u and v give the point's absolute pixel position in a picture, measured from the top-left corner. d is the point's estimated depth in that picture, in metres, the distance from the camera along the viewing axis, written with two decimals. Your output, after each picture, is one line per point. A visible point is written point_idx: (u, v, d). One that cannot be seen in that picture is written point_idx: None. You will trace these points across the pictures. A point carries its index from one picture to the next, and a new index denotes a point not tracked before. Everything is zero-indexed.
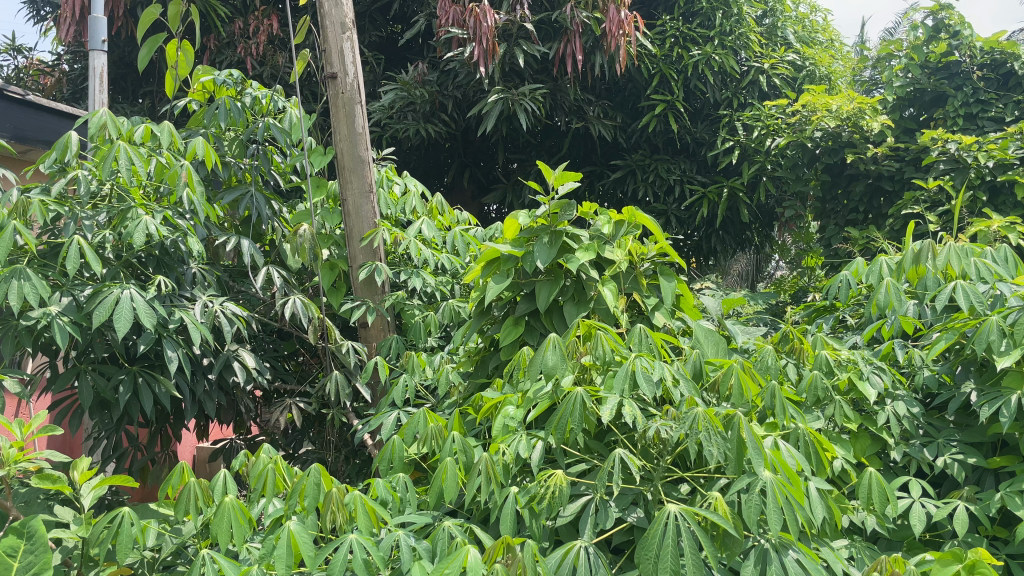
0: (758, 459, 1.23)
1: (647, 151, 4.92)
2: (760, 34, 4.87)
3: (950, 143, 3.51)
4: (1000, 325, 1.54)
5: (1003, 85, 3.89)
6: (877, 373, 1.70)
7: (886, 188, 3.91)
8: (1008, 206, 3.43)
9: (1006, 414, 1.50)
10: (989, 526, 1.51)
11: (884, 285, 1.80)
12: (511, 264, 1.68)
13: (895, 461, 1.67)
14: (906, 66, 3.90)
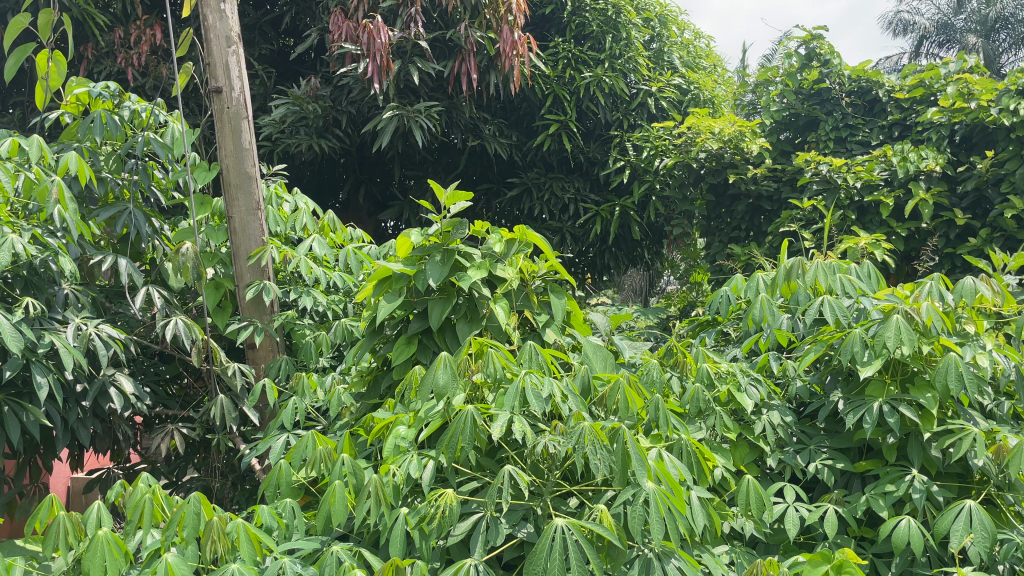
0: (642, 471, 1.27)
1: (542, 169, 5.00)
2: (648, 58, 5.03)
3: (822, 165, 3.73)
4: (863, 337, 1.64)
5: (869, 111, 4.13)
6: (754, 384, 1.78)
7: (765, 207, 4.11)
8: (875, 224, 3.67)
9: (869, 420, 1.60)
10: (856, 527, 1.60)
11: (759, 300, 1.90)
12: (403, 283, 1.67)
13: (772, 468, 1.75)
14: (782, 92, 4.14)
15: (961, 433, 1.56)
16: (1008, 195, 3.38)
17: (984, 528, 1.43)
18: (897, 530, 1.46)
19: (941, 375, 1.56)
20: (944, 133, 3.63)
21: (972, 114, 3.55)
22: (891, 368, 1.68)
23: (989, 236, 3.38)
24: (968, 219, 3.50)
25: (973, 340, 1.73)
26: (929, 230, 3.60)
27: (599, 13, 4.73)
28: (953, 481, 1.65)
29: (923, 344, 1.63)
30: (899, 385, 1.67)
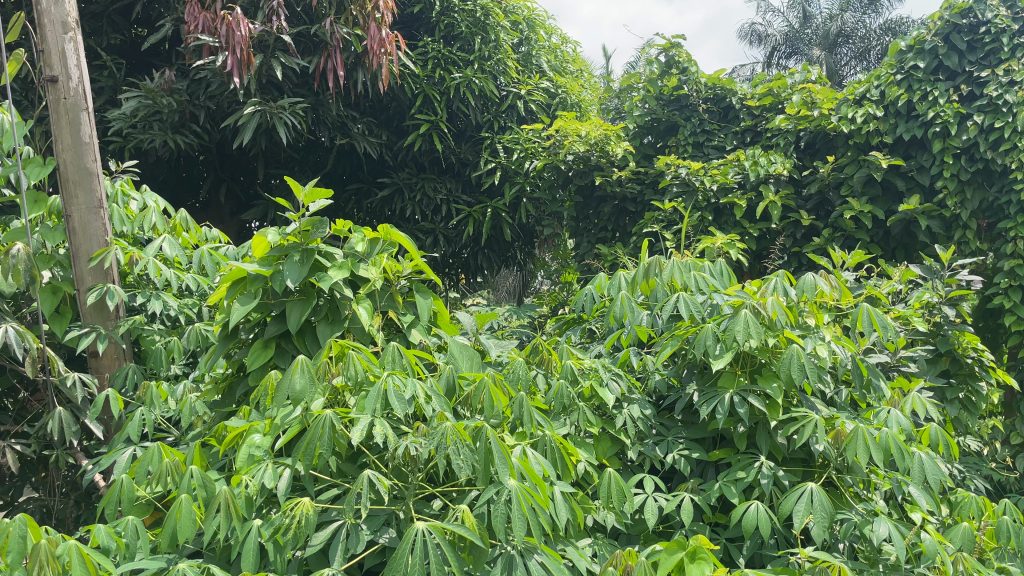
0: (504, 469, 1.27)
1: (414, 169, 4.94)
2: (516, 61, 5.06)
3: (681, 168, 3.88)
4: (715, 332, 1.72)
5: (724, 117, 4.33)
6: (615, 379, 1.82)
7: (630, 209, 4.25)
8: (729, 225, 3.87)
9: (721, 411, 1.68)
10: (711, 514, 1.67)
11: (620, 298, 1.97)
12: (258, 285, 1.59)
13: (632, 460, 1.79)
14: (644, 98, 4.29)
15: (804, 421, 1.66)
16: (847, 198, 3.63)
17: (825, 509, 1.53)
18: (748, 515, 1.53)
19: (785, 366, 1.65)
20: (791, 139, 3.87)
21: (815, 122, 3.79)
22: (741, 360, 1.76)
23: (831, 236, 3.62)
24: (812, 219, 3.75)
25: (813, 333, 1.84)
26: (778, 230, 3.83)
27: (468, 14, 4.72)
28: (798, 466, 1.75)
29: (768, 337, 1.72)
30: (748, 376, 1.75)
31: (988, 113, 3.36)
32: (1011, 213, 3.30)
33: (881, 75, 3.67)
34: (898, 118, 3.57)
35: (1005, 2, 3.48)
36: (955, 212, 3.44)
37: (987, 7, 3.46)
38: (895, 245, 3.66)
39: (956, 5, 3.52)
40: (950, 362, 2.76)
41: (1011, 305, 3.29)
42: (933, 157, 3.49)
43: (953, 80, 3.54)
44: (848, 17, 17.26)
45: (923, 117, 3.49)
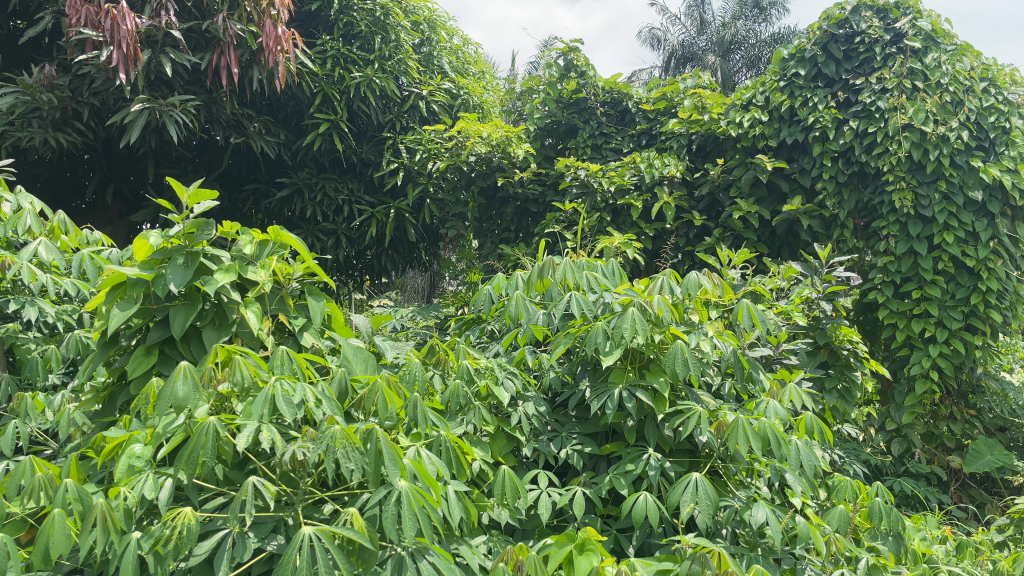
0: (395, 470, 1.27)
1: (313, 169, 4.85)
2: (417, 61, 5.02)
3: (580, 170, 3.97)
4: (605, 329, 1.77)
5: (621, 120, 4.44)
6: (510, 377, 1.85)
7: (531, 210, 4.31)
8: (627, 225, 3.98)
9: (610, 406, 1.73)
10: (602, 506, 1.71)
11: (514, 298, 2.00)
12: (139, 289, 1.53)
13: (527, 457, 1.82)
14: (544, 100, 4.36)
15: (689, 413, 1.73)
16: (736, 199, 3.79)
17: (708, 496, 1.60)
18: (637, 506, 1.58)
19: (671, 362, 1.72)
20: (684, 142, 4.00)
21: (705, 125, 3.94)
22: (630, 356, 1.83)
23: (721, 235, 3.76)
24: (704, 220, 3.89)
25: (698, 329, 1.93)
26: (673, 230, 3.96)
27: (367, 13, 4.67)
28: (684, 457, 1.82)
29: (655, 333, 1.79)
30: (637, 371, 1.81)
31: (863, 118, 3.57)
32: (884, 213, 3.51)
33: (766, 82, 3.86)
34: (782, 123, 3.76)
35: (878, 14, 3.70)
36: (834, 212, 3.64)
37: (861, 19, 3.67)
38: (780, 244, 3.85)
39: (833, 16, 3.73)
40: (828, 354, 2.93)
41: (884, 299, 3.51)
42: (813, 160, 3.68)
43: (832, 87, 3.74)
44: (739, 25, 17.96)
45: (804, 122, 3.67)
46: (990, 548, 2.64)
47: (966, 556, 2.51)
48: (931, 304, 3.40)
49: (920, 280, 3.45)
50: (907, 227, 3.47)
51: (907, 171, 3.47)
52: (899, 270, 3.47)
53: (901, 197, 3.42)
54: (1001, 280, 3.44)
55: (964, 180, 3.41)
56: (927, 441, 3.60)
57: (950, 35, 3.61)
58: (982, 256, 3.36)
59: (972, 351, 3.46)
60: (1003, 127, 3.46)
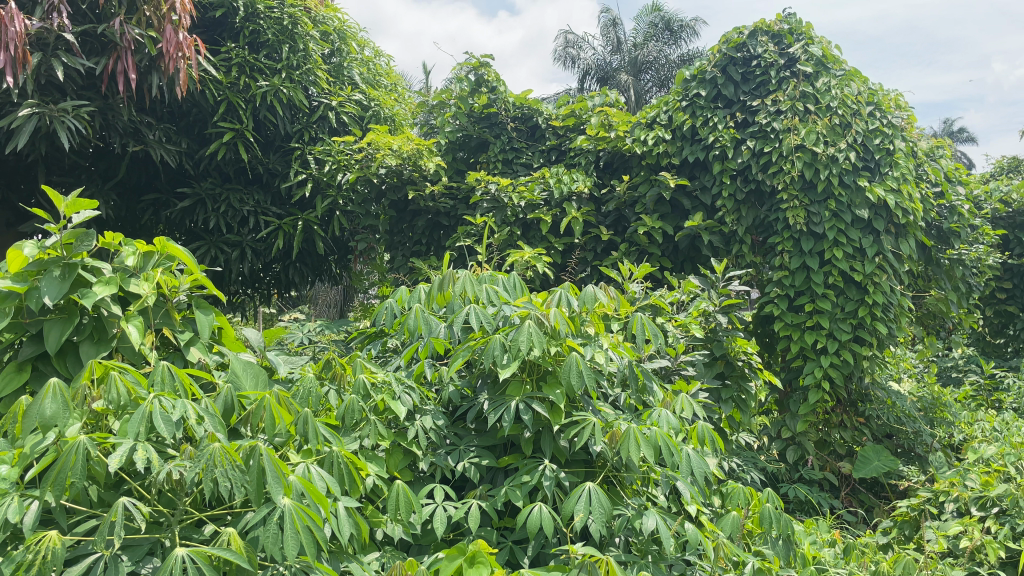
0: (277, 488, 1.25)
1: (217, 179, 4.73)
2: (327, 72, 4.95)
3: (491, 184, 3.99)
4: (502, 342, 1.78)
5: (531, 136, 4.49)
6: (408, 391, 1.83)
7: (443, 223, 4.32)
8: (536, 239, 4.00)
9: (507, 418, 1.74)
10: (498, 518, 1.72)
11: (414, 311, 1.98)
12: (10, 302, 1.45)
13: (424, 471, 1.81)
14: (455, 114, 4.37)
15: (584, 424, 1.75)
16: (641, 215, 3.88)
17: (601, 506, 1.63)
18: (531, 517, 1.60)
19: (566, 374, 1.74)
20: (592, 159, 4.08)
21: (612, 143, 4.04)
22: (528, 368, 1.84)
23: (628, 250, 3.85)
24: (611, 234, 3.97)
25: (594, 341, 1.97)
26: (581, 244, 4.02)
27: (274, 21, 4.60)
28: (580, 467, 1.85)
29: (552, 345, 1.82)
30: (534, 383, 1.83)
31: (759, 138, 3.73)
32: (779, 229, 3.66)
33: (669, 102, 3.99)
34: (684, 141, 3.88)
35: (773, 39, 3.87)
36: (733, 228, 3.78)
37: (758, 43, 3.84)
38: (683, 258, 3.97)
39: (732, 40, 3.90)
40: (724, 365, 3.04)
41: (779, 312, 3.65)
42: (714, 178, 3.82)
43: (730, 107, 3.89)
44: (651, 46, 18.47)
45: (705, 141, 3.81)
46: (874, 549, 2.77)
47: (852, 558, 2.62)
48: (822, 317, 3.57)
49: (812, 294, 3.60)
50: (800, 242, 3.62)
51: (800, 190, 3.62)
52: (793, 284, 3.62)
53: (794, 214, 3.57)
54: (886, 294, 3.63)
55: (852, 199, 3.59)
56: (820, 448, 3.78)
57: (840, 61, 3.81)
58: (868, 271, 3.53)
59: (860, 361, 3.64)
60: (887, 149, 3.66)
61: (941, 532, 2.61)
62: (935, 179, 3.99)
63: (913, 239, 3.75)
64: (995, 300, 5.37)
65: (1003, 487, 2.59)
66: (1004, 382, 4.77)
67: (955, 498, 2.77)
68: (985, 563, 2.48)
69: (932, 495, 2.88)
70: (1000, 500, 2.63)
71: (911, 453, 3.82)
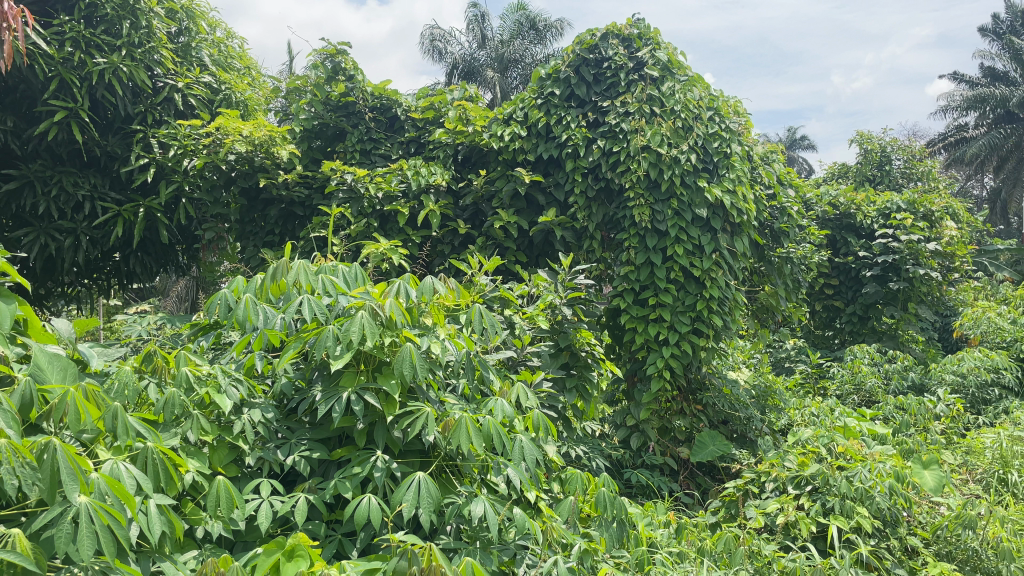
0: (73, 486, 1.19)
1: (48, 161, 4.40)
2: (173, 51, 4.70)
3: (347, 174, 3.90)
4: (335, 332, 1.75)
5: (390, 127, 4.44)
6: (235, 384, 1.76)
7: (297, 213, 4.21)
8: (394, 231, 3.95)
9: (338, 410, 1.72)
10: (327, 511, 1.70)
11: (244, 301, 1.89)
12: None
13: (251, 466, 1.76)
14: (310, 101, 4.23)
15: (417, 414, 1.77)
16: (497, 210, 3.92)
17: (430, 496, 1.65)
18: (360, 509, 1.59)
19: (399, 364, 1.75)
20: (449, 152, 4.09)
21: (470, 137, 4.07)
22: (363, 359, 1.83)
23: (483, 244, 3.87)
24: (468, 228, 4.00)
25: (430, 332, 1.98)
26: (438, 238, 4.01)
27: None
28: (414, 457, 1.86)
29: (386, 336, 1.81)
30: (369, 373, 1.82)
31: (609, 138, 3.87)
32: (626, 226, 3.80)
33: (525, 99, 4.06)
34: (539, 138, 3.97)
35: (623, 42, 4.04)
36: (584, 224, 3.90)
37: (609, 46, 3.99)
38: (537, 253, 4.05)
39: (585, 41, 4.03)
40: (569, 356, 3.14)
41: (625, 305, 3.80)
42: (567, 175, 3.93)
43: (583, 107, 4.02)
44: (517, 44, 18.67)
45: (558, 139, 3.91)
46: (702, 527, 2.93)
47: (683, 537, 2.77)
48: (664, 310, 3.75)
49: (655, 288, 3.78)
50: (645, 239, 3.78)
51: (645, 189, 3.78)
52: (639, 279, 3.78)
53: (640, 211, 3.72)
54: (722, 288, 3.87)
55: (692, 199, 3.78)
56: (662, 434, 3.96)
57: (683, 67, 4.02)
58: (705, 266, 3.75)
59: (698, 352, 3.85)
60: (724, 152, 3.89)
61: (760, 509, 2.81)
62: (768, 182, 4.28)
63: (747, 237, 4.01)
64: (823, 295, 5.80)
65: (815, 467, 2.82)
66: (828, 371, 5.16)
67: (774, 478, 2.98)
68: (797, 537, 2.69)
69: (755, 476, 3.09)
70: (813, 478, 2.86)
71: (744, 438, 4.07)
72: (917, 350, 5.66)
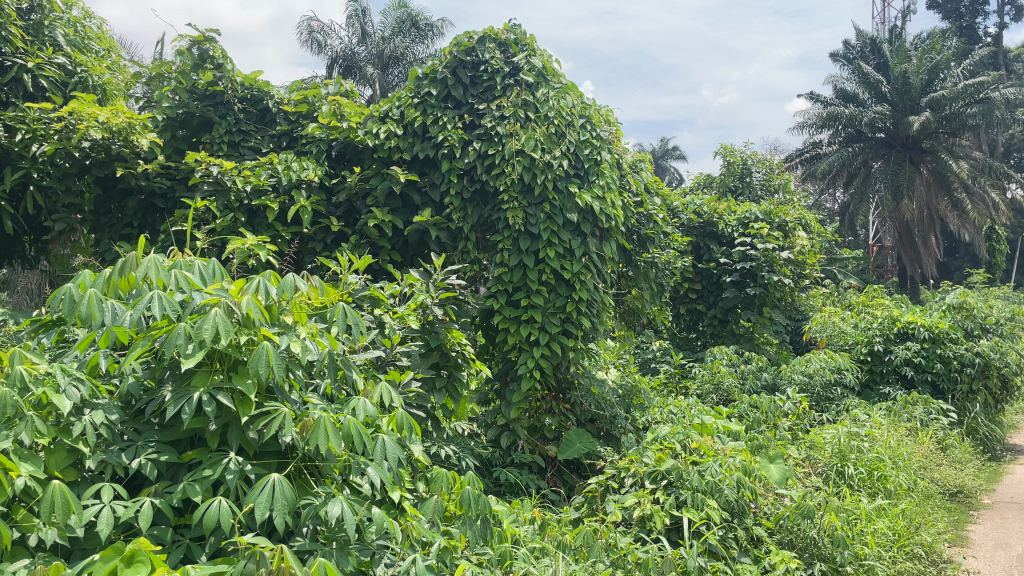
0: None
1: None
2: (22, 28, 4.39)
3: (212, 166, 3.74)
4: (186, 330, 1.69)
5: (261, 120, 4.30)
6: (75, 384, 1.67)
7: (158, 205, 4.01)
8: (262, 227, 3.83)
9: (188, 411, 1.66)
10: (174, 516, 1.64)
11: (88, 297, 1.79)
12: None
13: (91, 470, 1.67)
14: (174, 89, 4.03)
15: (274, 415, 1.73)
16: (371, 208, 3.88)
17: (284, 497, 1.62)
18: (209, 512, 1.55)
19: (254, 363, 1.70)
20: (323, 147, 4.01)
21: (344, 133, 4.01)
22: (217, 357, 1.77)
23: (357, 242, 3.82)
24: (341, 226, 3.94)
25: (290, 331, 1.94)
26: (309, 235, 3.93)
27: None
28: (270, 459, 1.82)
29: (242, 334, 1.76)
30: (222, 372, 1.76)
31: (484, 140, 3.91)
32: (500, 228, 3.86)
33: (401, 98, 4.06)
34: (415, 138, 3.97)
35: (499, 47, 4.11)
36: (459, 225, 3.93)
37: (485, 49, 4.05)
38: (411, 253, 4.05)
39: (462, 43, 4.07)
40: (440, 355, 3.15)
41: (499, 306, 3.84)
42: (442, 176, 3.94)
43: (459, 108, 4.04)
44: (398, 42, 18.49)
45: (434, 139, 3.92)
46: (565, 522, 3.01)
47: (546, 533, 2.83)
48: (536, 311, 3.82)
49: (527, 290, 3.85)
50: (518, 242, 3.85)
51: (519, 192, 3.84)
52: (511, 280, 3.84)
53: (513, 214, 3.78)
54: (590, 291, 3.99)
55: (564, 204, 3.88)
56: (531, 433, 4.04)
57: (558, 74, 4.14)
58: (575, 269, 3.86)
59: (567, 352, 3.95)
60: (595, 159, 4.01)
61: (619, 503, 2.92)
62: (636, 190, 4.45)
63: (615, 242, 4.15)
64: (687, 299, 6.07)
65: (671, 462, 2.96)
66: (690, 370, 5.39)
67: (633, 473, 3.10)
68: (652, 529, 2.81)
69: (615, 472, 3.20)
70: (668, 473, 3.00)
71: (610, 436, 4.22)
72: (771, 351, 5.99)
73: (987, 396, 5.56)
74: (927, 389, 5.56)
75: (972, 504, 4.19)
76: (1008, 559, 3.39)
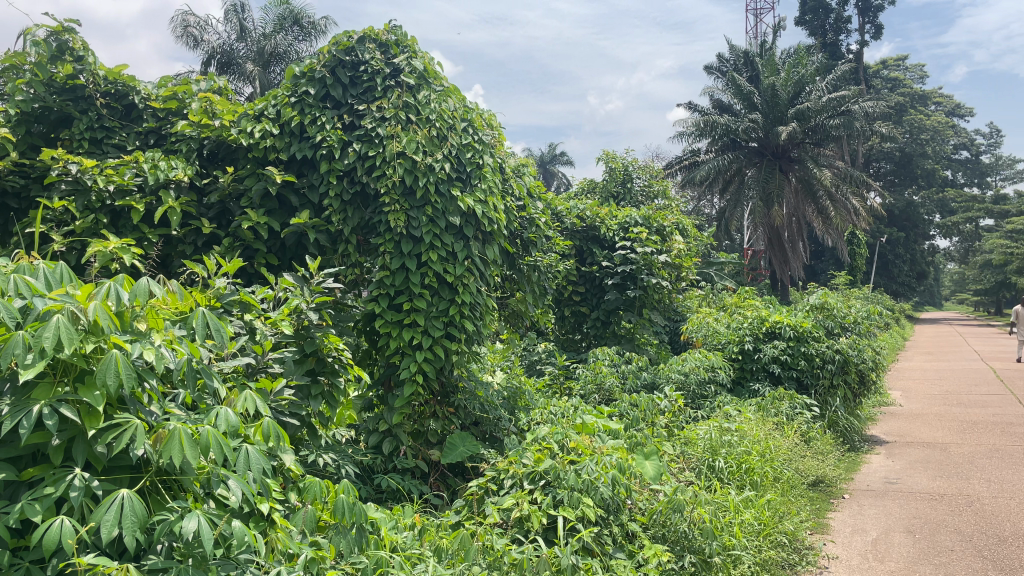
0: None
1: None
2: None
3: (71, 164, 3.51)
4: (25, 339, 1.57)
5: (126, 116, 4.08)
6: None
7: (9, 205, 3.74)
8: (127, 229, 3.63)
9: (26, 425, 1.55)
10: (10, 537, 1.53)
11: None
12: None
13: None
14: (29, 81, 3.77)
15: (124, 427, 1.65)
16: (246, 210, 3.76)
17: (134, 514, 1.55)
18: (50, 532, 1.46)
19: (102, 373, 1.61)
20: (194, 146, 3.84)
21: (216, 131, 3.87)
22: (61, 367, 1.66)
23: (230, 245, 3.69)
24: (213, 228, 3.79)
25: (144, 338, 1.84)
26: (179, 237, 3.76)
27: None
28: (121, 474, 1.72)
29: (88, 342, 1.67)
30: (68, 383, 1.67)
31: (364, 142, 3.85)
32: (382, 231, 3.81)
33: (278, 97, 3.95)
34: (292, 138, 3.87)
35: (380, 48, 4.07)
36: (338, 227, 3.85)
37: (366, 49, 4.00)
38: (289, 256, 3.94)
39: (341, 43, 4.01)
40: (316, 361, 2.96)
41: (380, 310, 3.78)
42: (321, 177, 3.86)
43: (339, 109, 3.97)
44: (281, 39, 17.99)
45: (313, 139, 3.83)
46: (444, 527, 3.00)
47: (425, 538, 2.81)
48: (418, 315, 3.79)
49: (409, 293, 3.81)
50: (399, 245, 3.81)
51: (400, 195, 3.80)
52: (393, 284, 3.79)
53: (395, 217, 3.73)
54: (472, 294, 3.99)
55: (446, 207, 3.87)
56: (414, 438, 4.01)
57: (439, 77, 4.13)
58: (457, 272, 3.86)
59: (449, 356, 3.95)
60: (476, 163, 4.02)
61: (497, 505, 2.93)
62: (518, 194, 4.50)
63: (497, 245, 4.18)
64: (570, 302, 6.17)
65: (548, 462, 3.01)
66: (573, 372, 5.48)
67: (512, 475, 3.13)
68: (529, 529, 2.84)
69: (495, 474, 3.22)
70: (546, 473, 3.05)
71: (493, 438, 4.24)
72: (650, 352, 6.16)
73: (846, 391, 5.92)
74: (793, 385, 5.88)
75: (832, 493, 4.46)
76: (862, 543, 3.62)
